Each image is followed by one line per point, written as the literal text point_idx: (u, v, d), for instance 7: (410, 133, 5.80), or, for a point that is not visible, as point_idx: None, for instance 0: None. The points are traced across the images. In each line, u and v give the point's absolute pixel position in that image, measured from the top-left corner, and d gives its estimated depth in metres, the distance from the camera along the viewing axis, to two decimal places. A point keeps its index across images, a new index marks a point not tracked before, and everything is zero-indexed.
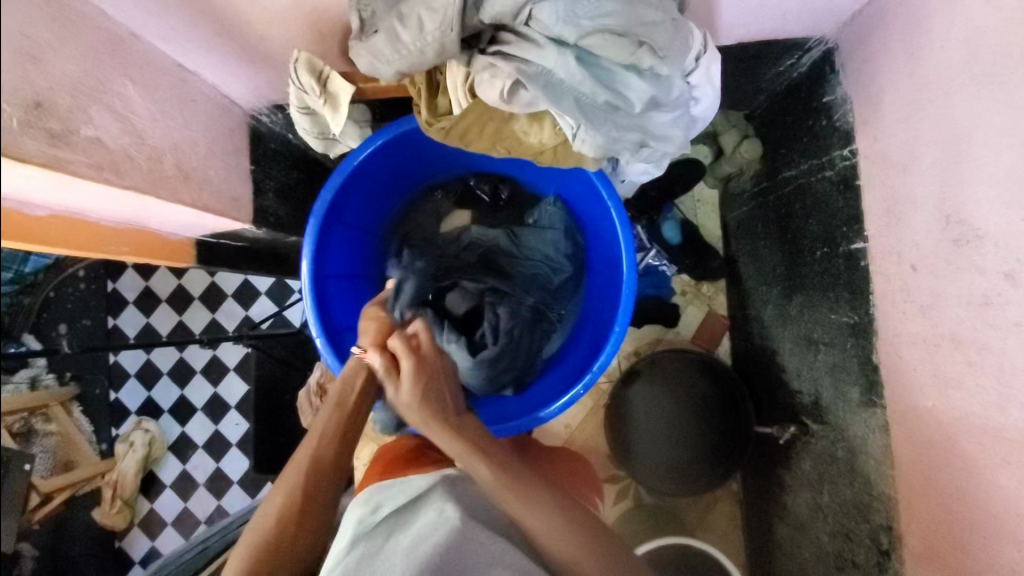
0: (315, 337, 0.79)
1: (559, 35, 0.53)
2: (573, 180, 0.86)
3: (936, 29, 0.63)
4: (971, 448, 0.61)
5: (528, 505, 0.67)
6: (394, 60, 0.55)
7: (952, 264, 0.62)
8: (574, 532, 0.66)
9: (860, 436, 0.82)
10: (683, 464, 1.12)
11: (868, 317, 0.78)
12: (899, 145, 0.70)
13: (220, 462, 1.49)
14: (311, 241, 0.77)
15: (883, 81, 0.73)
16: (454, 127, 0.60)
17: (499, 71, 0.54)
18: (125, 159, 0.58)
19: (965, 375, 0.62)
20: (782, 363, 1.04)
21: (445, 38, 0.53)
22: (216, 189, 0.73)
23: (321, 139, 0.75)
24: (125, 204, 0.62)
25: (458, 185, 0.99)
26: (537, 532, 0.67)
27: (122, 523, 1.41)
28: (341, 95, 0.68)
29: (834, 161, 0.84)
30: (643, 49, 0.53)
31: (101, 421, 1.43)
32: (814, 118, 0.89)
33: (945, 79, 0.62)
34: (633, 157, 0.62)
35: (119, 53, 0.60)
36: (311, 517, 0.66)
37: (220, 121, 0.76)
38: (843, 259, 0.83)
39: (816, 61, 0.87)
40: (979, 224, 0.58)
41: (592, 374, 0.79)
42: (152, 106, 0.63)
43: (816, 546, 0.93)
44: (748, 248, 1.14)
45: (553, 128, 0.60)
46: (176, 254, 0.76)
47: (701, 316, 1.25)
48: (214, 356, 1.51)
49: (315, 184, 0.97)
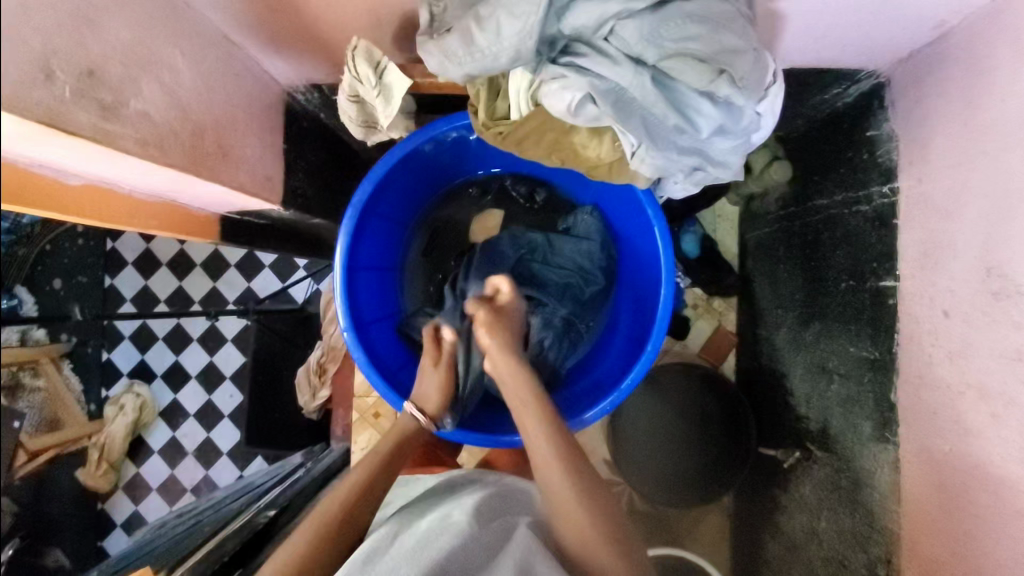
0: (342, 329, 0.78)
1: (639, 54, 0.52)
2: (618, 194, 0.85)
3: (1001, 81, 0.62)
4: (985, 497, 0.62)
5: (573, 483, 0.67)
6: (465, 63, 0.54)
7: (988, 315, 0.63)
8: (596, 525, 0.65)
9: (867, 469, 0.83)
10: (679, 478, 1.14)
11: (890, 355, 0.79)
12: (944, 190, 0.70)
13: (211, 432, 1.47)
14: (348, 231, 0.76)
15: (935, 124, 0.72)
16: (512, 132, 0.60)
17: (570, 84, 0.53)
18: (170, 135, 0.56)
19: (987, 425, 0.62)
20: (791, 387, 1.05)
21: (523, 45, 0.52)
22: (252, 168, 0.71)
23: (362, 128, 0.72)
24: (162, 179, 0.59)
25: (493, 184, 0.98)
26: (566, 518, 0.66)
27: (105, 486, 1.40)
28: (395, 88, 0.66)
29: (871, 197, 0.84)
30: (722, 77, 0.51)
31: (92, 382, 1.42)
32: (853, 150, 0.89)
33: (1004, 132, 0.62)
34: (686, 178, 0.62)
35: (170, 22, 0.57)
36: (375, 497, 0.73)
37: (259, 98, 0.73)
38: (870, 294, 0.83)
39: (864, 93, 0.86)
40: (1022, 280, 0.58)
41: (619, 391, 0.79)
42: (197, 80, 0.60)
43: (807, 567, 0.95)
44: (766, 269, 1.14)
45: (612, 143, 0.58)
46: (201, 229, 0.74)
47: (711, 331, 1.25)
48: (213, 325, 1.48)
49: (343, 166, 0.94)
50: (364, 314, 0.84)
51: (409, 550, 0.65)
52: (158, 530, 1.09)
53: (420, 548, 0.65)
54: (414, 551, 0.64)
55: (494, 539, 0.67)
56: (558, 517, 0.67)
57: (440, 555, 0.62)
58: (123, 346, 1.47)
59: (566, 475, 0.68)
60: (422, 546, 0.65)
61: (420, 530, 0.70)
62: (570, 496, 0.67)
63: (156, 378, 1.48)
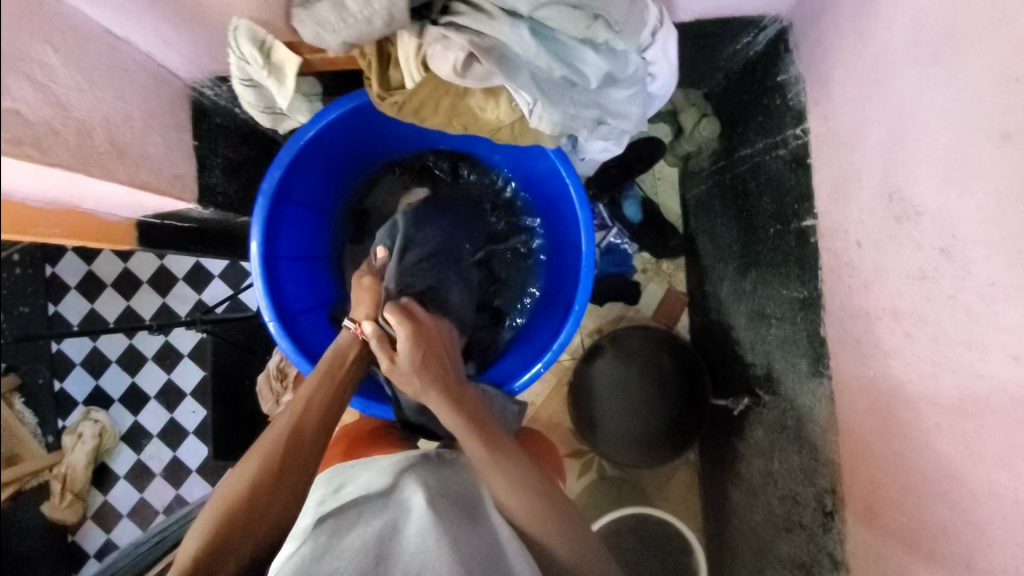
0: (267, 321, 0.79)
1: (513, 7, 0.56)
2: (529, 156, 0.88)
3: (884, 10, 0.64)
4: (906, 413, 0.65)
5: (515, 478, 0.69)
6: (340, 29, 0.57)
7: (893, 240, 0.65)
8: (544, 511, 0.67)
9: (808, 405, 0.85)
10: (644, 437, 1.12)
11: (816, 292, 0.81)
12: (847, 124, 0.72)
13: (177, 452, 1.42)
14: (260, 219, 0.77)
15: (833, 61, 0.74)
16: (407, 102, 0.62)
17: (452, 44, 0.56)
18: (50, 134, 0.54)
19: (902, 345, 0.65)
20: (737, 337, 1.08)
21: (393, 7, 0.54)
22: (157, 166, 0.70)
23: (268, 114, 0.76)
24: (54, 181, 0.57)
25: (416, 163, 0.99)
26: (510, 499, 0.68)
27: (73, 517, 1.34)
28: (286, 67, 0.68)
29: (787, 140, 0.86)
30: (598, 23, 0.56)
31: (47, 412, 1.35)
32: (768, 98, 0.90)
33: (890, 60, 0.64)
34: (592, 133, 0.67)
35: (39, 16, 0.55)
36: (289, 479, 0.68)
37: (156, 93, 0.71)
38: (795, 236, 0.85)
39: (771, 39, 0.88)
40: (919, 201, 0.60)
41: (553, 352, 0.84)
42: (77, 76, 0.59)
43: (767, 510, 0.97)
44: (705, 225, 1.16)
45: (508, 104, 0.62)
46: (112, 236, 0.71)
47: (662, 294, 1.27)
48: (166, 341, 1.43)
49: (264, 161, 0.93)
50: (290, 305, 0.85)
51: (375, 539, 0.62)
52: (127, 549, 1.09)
53: (387, 536, 0.62)
54: (382, 540, 0.62)
55: (460, 523, 0.66)
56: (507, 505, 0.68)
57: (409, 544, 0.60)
58: (75, 373, 1.42)
59: (510, 473, 0.69)
60: (389, 534, 0.62)
61: (381, 518, 0.66)
62: (516, 494, 0.68)
63: (114, 403, 1.43)
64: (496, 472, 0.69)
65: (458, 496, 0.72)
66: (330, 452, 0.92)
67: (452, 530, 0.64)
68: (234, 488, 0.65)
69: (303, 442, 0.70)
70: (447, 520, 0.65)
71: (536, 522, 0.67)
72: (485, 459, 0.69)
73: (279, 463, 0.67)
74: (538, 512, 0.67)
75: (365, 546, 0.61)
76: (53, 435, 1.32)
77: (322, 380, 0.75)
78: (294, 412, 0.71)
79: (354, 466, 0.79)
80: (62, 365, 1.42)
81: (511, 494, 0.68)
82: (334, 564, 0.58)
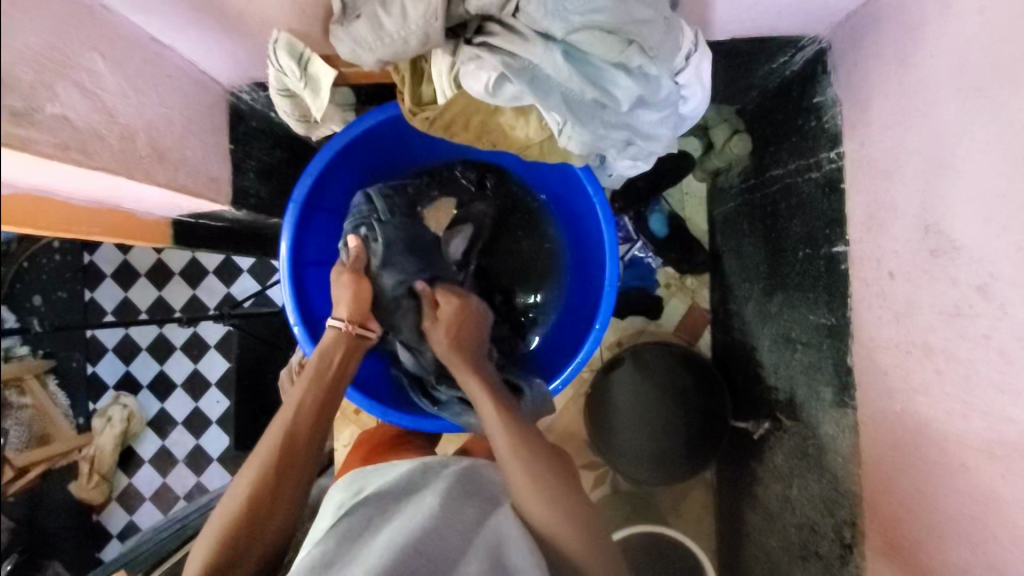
0: (292, 325, 0.81)
1: (547, 30, 0.56)
2: (558, 173, 0.89)
3: (928, 37, 0.63)
4: (933, 453, 0.63)
5: (517, 446, 0.71)
6: (376, 48, 0.58)
7: (928, 273, 0.63)
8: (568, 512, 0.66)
9: (830, 435, 0.83)
10: (660, 455, 1.11)
11: (844, 320, 0.79)
12: (883, 151, 0.70)
13: (199, 440, 1.44)
14: (290, 226, 0.79)
15: (873, 86, 0.73)
16: (439, 118, 0.63)
17: (484, 64, 0.56)
18: (95, 139, 0.56)
19: (932, 382, 0.63)
20: (760, 359, 1.06)
21: (429, 27, 0.56)
22: (194, 169, 0.72)
23: (303, 122, 0.77)
24: (100, 184, 0.60)
25: (443, 172, 1.00)
26: (535, 507, 0.67)
27: (99, 498, 1.38)
28: (322, 78, 0.70)
29: (820, 163, 0.84)
30: (632, 47, 0.57)
31: (79, 395, 1.41)
32: (803, 119, 0.89)
33: (933, 89, 0.62)
34: (620, 154, 0.67)
35: (89, 26, 0.57)
36: (284, 490, 0.68)
37: (196, 98, 0.73)
38: (825, 261, 0.83)
39: (809, 59, 0.86)
40: (956, 236, 0.58)
41: (572, 368, 0.85)
42: (123, 82, 0.61)
43: (783, 536, 0.95)
44: (732, 243, 1.15)
45: (539, 123, 0.63)
46: (148, 233, 0.73)
47: (684, 310, 1.25)
48: (194, 332, 1.45)
49: (296, 164, 0.95)
50: (315, 309, 0.86)
51: (383, 541, 0.63)
52: (149, 533, 1.12)
53: (393, 536, 0.63)
54: (388, 541, 0.62)
55: (468, 523, 0.66)
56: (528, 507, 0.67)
57: (413, 544, 0.60)
58: (106, 359, 1.44)
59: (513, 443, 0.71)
60: (396, 535, 0.63)
61: (395, 520, 0.67)
62: (520, 461, 0.69)
63: (143, 389, 1.45)
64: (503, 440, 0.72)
65: (475, 497, 0.71)
66: (351, 458, 0.95)
67: (457, 535, 0.64)
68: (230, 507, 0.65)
69: (283, 485, 0.68)
70: (457, 523, 0.65)
71: (532, 498, 0.67)
72: (497, 435, 0.72)
73: (258, 507, 0.65)
74: (538, 499, 0.67)
75: (373, 549, 0.61)
76: (83, 417, 1.39)
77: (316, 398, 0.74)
78: (268, 454, 0.68)
79: (372, 473, 0.80)
80: (95, 349, 1.44)
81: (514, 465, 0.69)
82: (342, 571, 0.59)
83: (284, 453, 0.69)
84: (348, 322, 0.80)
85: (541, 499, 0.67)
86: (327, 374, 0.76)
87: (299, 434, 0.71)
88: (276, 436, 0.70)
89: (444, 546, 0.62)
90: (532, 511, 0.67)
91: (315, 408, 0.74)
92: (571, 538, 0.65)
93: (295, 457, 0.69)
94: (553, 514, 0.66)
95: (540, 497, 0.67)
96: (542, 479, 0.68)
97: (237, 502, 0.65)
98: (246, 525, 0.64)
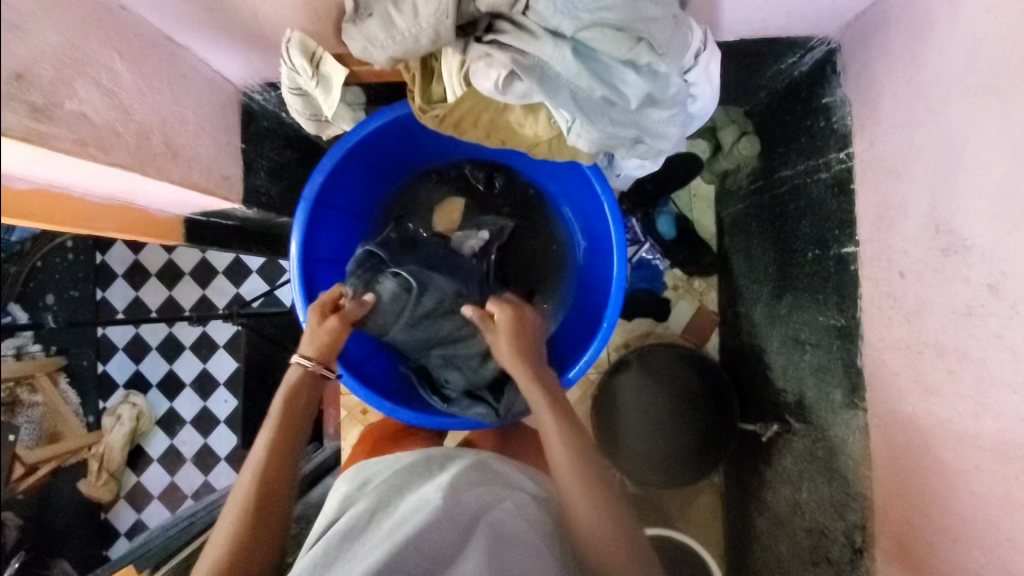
0: (302, 321, 0.81)
1: (557, 28, 0.57)
2: (566, 172, 0.89)
3: (939, 36, 0.62)
4: (945, 454, 0.62)
5: (580, 465, 0.69)
6: (388, 46, 0.59)
7: (939, 273, 0.63)
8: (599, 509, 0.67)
9: (840, 437, 0.83)
10: (664, 458, 1.11)
11: (854, 321, 0.79)
12: (893, 151, 0.70)
13: (207, 439, 1.45)
14: (300, 223, 0.80)
15: (882, 85, 0.72)
16: (448, 115, 0.63)
17: (494, 61, 0.57)
18: (111, 135, 0.57)
19: (944, 383, 0.62)
20: (769, 360, 1.05)
21: (440, 25, 0.57)
22: (207, 167, 0.73)
23: (314, 121, 0.78)
24: (115, 181, 0.61)
25: (452, 172, 1.01)
26: (586, 520, 0.67)
27: (107, 496, 1.40)
28: (333, 78, 0.71)
29: (830, 164, 0.84)
30: (641, 44, 0.57)
31: (90, 395, 1.39)
32: (812, 120, 0.89)
33: (943, 88, 0.62)
34: (630, 153, 0.67)
35: (106, 25, 0.58)
36: (264, 529, 0.66)
37: (210, 98, 0.74)
38: (834, 262, 0.83)
39: (818, 60, 0.86)
40: (967, 235, 0.58)
41: (580, 366, 0.85)
42: (139, 81, 0.62)
43: (793, 540, 0.95)
44: (741, 244, 1.14)
45: (547, 121, 0.64)
46: (160, 231, 0.74)
47: (692, 312, 1.24)
48: (204, 331, 1.46)
49: (306, 164, 0.96)
50: None
51: (386, 534, 0.63)
52: (158, 531, 1.12)
53: (394, 529, 0.63)
54: (388, 537, 0.62)
55: (468, 514, 0.66)
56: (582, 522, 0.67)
57: (411, 537, 0.60)
58: (117, 359, 1.46)
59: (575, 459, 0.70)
60: (395, 530, 0.62)
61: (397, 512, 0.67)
62: (580, 479, 0.69)
63: (151, 388, 1.47)
64: (562, 454, 0.70)
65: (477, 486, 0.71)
66: (357, 452, 0.95)
67: (455, 528, 0.63)
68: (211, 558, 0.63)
69: (262, 524, 0.66)
70: (456, 514, 0.65)
71: (590, 515, 0.67)
72: (558, 448, 0.70)
73: (240, 561, 0.63)
74: (598, 518, 0.67)
75: (373, 545, 0.61)
76: (93, 416, 1.38)
77: (279, 431, 0.70)
78: (242, 498, 0.66)
79: (376, 465, 0.81)
80: (106, 349, 1.45)
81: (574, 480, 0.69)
82: (342, 567, 0.59)
83: (259, 501, 0.66)
84: (314, 363, 0.74)
85: (598, 522, 0.66)
86: (292, 411, 0.72)
87: (268, 472, 0.68)
88: (247, 487, 0.67)
89: (442, 539, 0.62)
90: (585, 531, 0.67)
91: (283, 442, 0.70)
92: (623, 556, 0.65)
93: (269, 494, 0.67)
94: (592, 519, 0.67)
95: (600, 512, 0.67)
96: (602, 498, 0.68)
97: (216, 554, 0.64)
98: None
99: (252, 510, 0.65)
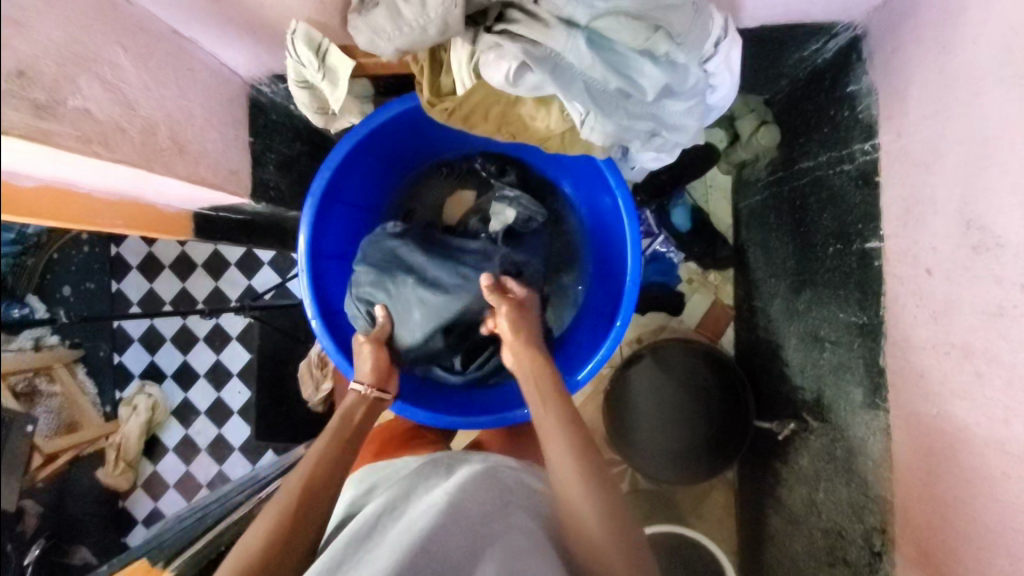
0: (310, 318, 0.82)
1: (570, 17, 0.55)
2: (580, 165, 0.88)
3: (973, 20, 0.59)
4: (973, 459, 0.60)
5: (572, 450, 0.69)
6: (395, 37, 0.57)
7: (970, 271, 0.60)
8: (607, 513, 0.65)
9: (860, 438, 0.80)
10: (678, 454, 1.09)
11: (877, 320, 0.76)
12: (922, 142, 0.67)
13: (222, 429, 1.45)
14: (309, 217, 0.79)
15: (911, 73, 0.69)
16: (457, 108, 0.62)
17: (505, 53, 0.55)
18: (116, 132, 0.56)
19: (972, 385, 0.60)
20: (786, 357, 1.03)
21: (448, 15, 0.55)
22: (214, 162, 0.72)
23: (321, 115, 0.77)
24: (121, 178, 0.61)
25: (463, 165, 0.99)
26: (589, 519, 0.64)
27: (124, 484, 1.39)
28: (342, 69, 0.69)
29: (853, 155, 0.81)
30: (659, 33, 0.56)
31: (107, 384, 1.40)
32: (836, 109, 0.85)
33: (978, 76, 0.58)
34: (645, 145, 0.66)
35: (109, 18, 0.57)
36: (308, 517, 0.66)
37: (217, 92, 0.74)
38: (857, 257, 0.80)
39: (842, 47, 0.82)
40: (1001, 232, 0.55)
41: (594, 363, 0.84)
42: (143, 75, 0.61)
43: (807, 540, 0.93)
44: (759, 238, 1.11)
45: (559, 113, 0.62)
46: (173, 228, 0.74)
47: (707, 306, 1.22)
48: (217, 323, 1.44)
49: (317, 157, 0.95)
50: (332, 303, 0.88)
51: (391, 544, 0.62)
52: (174, 521, 1.13)
53: (403, 537, 0.62)
54: (394, 543, 0.62)
55: (475, 519, 0.65)
56: (585, 518, 0.65)
57: (417, 542, 0.60)
58: (133, 349, 1.45)
59: (570, 442, 0.70)
60: (403, 535, 0.62)
61: (405, 517, 0.67)
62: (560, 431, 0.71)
63: (167, 378, 1.46)
64: (557, 441, 0.70)
65: (487, 488, 0.71)
66: (365, 449, 0.94)
67: (462, 533, 0.63)
68: (257, 533, 0.63)
69: (312, 502, 0.67)
70: (462, 518, 0.65)
71: (590, 510, 0.65)
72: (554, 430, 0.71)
73: (280, 540, 0.63)
74: (602, 517, 0.64)
75: (380, 552, 0.61)
76: (110, 405, 1.40)
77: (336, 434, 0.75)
78: (294, 484, 0.68)
79: (385, 468, 0.80)
80: (122, 339, 1.44)
81: (557, 455, 0.69)
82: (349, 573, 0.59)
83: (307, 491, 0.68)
84: (369, 387, 0.80)
85: (578, 478, 0.67)
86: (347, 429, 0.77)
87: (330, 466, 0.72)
88: (298, 481, 0.69)
89: (447, 544, 0.61)
90: (562, 482, 0.68)
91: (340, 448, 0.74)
92: (588, 512, 0.65)
93: (319, 481, 0.69)
94: (600, 523, 0.64)
95: (599, 510, 0.65)
96: (578, 450, 0.69)
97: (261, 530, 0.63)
98: (277, 545, 0.62)
99: (300, 493, 0.67)
